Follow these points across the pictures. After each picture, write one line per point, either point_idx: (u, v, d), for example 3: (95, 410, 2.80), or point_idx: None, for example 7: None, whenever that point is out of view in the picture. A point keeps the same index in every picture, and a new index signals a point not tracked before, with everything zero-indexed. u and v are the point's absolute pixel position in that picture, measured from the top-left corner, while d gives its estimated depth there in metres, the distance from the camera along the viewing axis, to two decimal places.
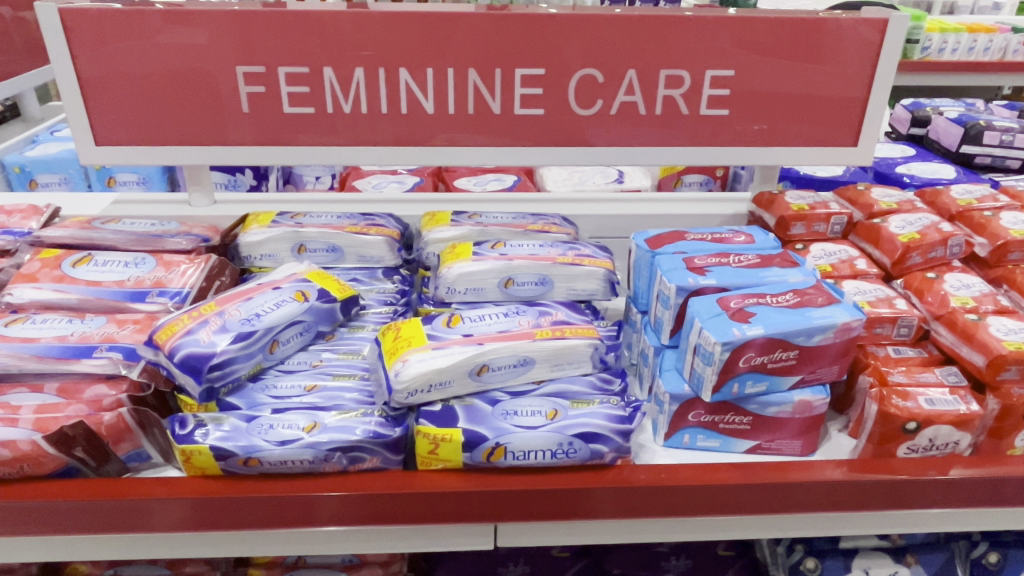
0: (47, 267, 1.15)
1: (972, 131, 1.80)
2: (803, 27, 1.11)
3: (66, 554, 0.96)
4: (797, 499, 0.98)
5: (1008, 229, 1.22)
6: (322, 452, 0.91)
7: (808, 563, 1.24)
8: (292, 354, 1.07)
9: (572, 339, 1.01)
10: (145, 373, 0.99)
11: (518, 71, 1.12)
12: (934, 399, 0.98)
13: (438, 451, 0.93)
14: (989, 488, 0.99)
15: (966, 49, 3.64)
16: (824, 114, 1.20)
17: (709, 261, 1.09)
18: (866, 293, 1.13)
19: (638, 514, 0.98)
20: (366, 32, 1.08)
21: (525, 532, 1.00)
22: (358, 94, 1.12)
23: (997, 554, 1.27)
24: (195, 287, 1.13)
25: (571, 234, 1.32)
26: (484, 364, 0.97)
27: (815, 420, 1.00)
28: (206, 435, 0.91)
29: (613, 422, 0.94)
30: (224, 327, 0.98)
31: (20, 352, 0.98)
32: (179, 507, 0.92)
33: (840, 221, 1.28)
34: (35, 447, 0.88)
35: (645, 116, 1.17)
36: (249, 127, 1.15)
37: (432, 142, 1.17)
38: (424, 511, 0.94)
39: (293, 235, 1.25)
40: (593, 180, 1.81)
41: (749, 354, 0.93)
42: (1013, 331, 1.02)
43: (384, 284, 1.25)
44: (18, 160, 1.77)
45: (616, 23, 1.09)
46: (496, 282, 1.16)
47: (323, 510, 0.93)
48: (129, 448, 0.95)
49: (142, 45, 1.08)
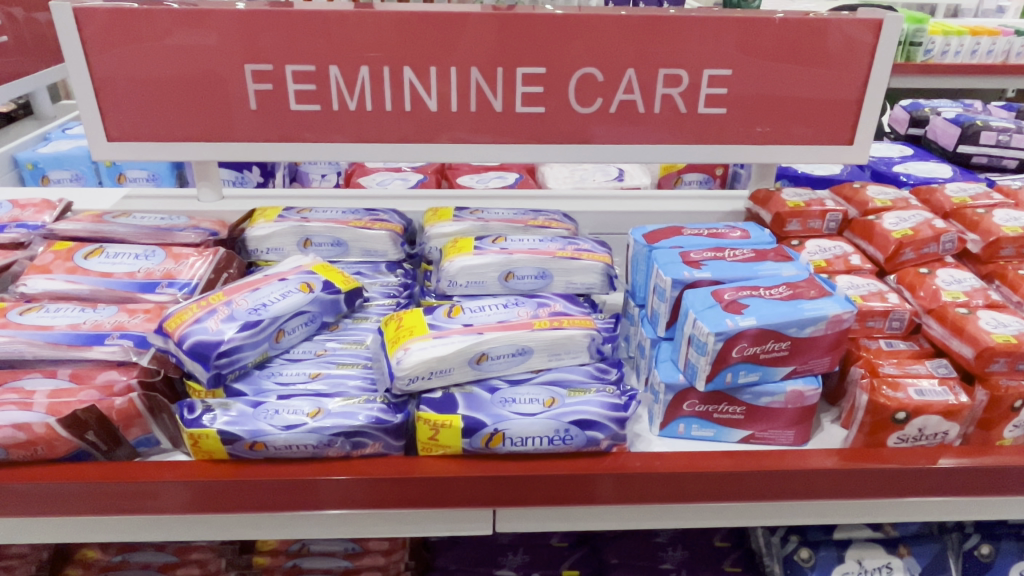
0: (60, 259, 1.18)
1: (969, 131, 1.82)
2: (800, 30, 1.14)
3: (76, 536, 0.99)
4: (790, 487, 1.00)
5: (1000, 226, 1.24)
6: (325, 437, 0.93)
7: (801, 554, 1.25)
8: (298, 343, 1.10)
9: (570, 330, 1.04)
10: (154, 360, 1.02)
11: (519, 70, 1.15)
12: (924, 390, 1.00)
13: (438, 437, 0.96)
14: (980, 478, 1.01)
15: (969, 51, 3.66)
16: (821, 114, 1.22)
17: (705, 255, 1.12)
18: (859, 287, 1.15)
19: (634, 501, 1.00)
20: (373, 33, 1.11)
21: (524, 518, 1.02)
22: (363, 92, 1.16)
23: (989, 546, 1.29)
24: (203, 279, 1.16)
25: (571, 230, 1.34)
26: (483, 353, 1.00)
27: (806, 411, 1.03)
28: (213, 419, 0.94)
29: (609, 409, 0.97)
30: (232, 317, 1.01)
31: (35, 339, 1.01)
32: (188, 490, 0.95)
33: (836, 217, 1.31)
34: (49, 430, 0.92)
35: (644, 114, 1.19)
36: (257, 124, 1.18)
37: (437, 140, 1.20)
38: (425, 495, 0.97)
39: (299, 229, 1.28)
40: (594, 178, 1.82)
41: (742, 344, 0.95)
42: (1003, 324, 1.04)
43: (387, 277, 1.28)
44: (31, 156, 1.81)
45: (615, 23, 1.12)
46: (497, 275, 1.18)
47: (327, 494, 0.96)
48: (139, 433, 0.97)
49: (154, 47, 1.12)
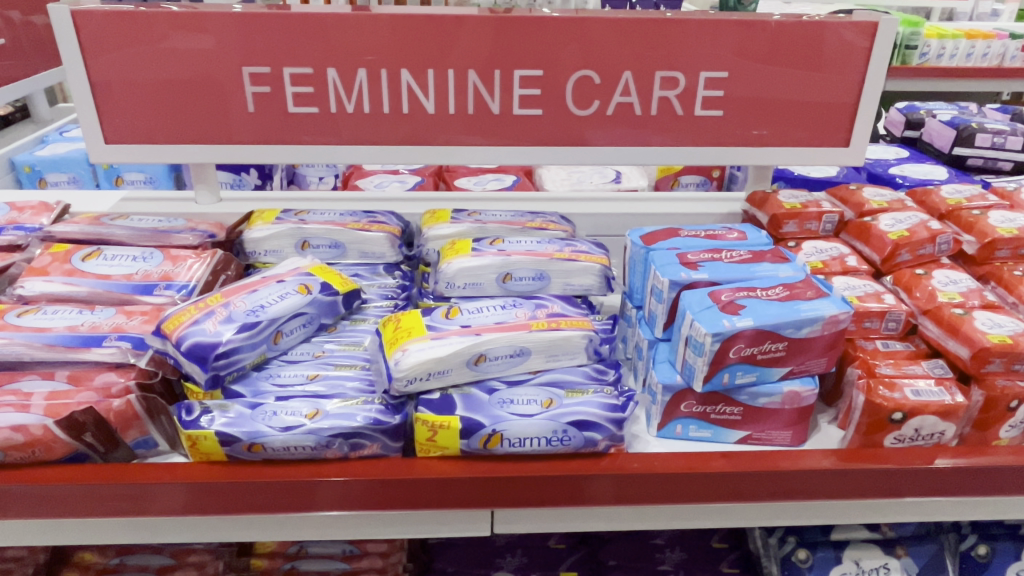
0: (58, 261, 1.18)
1: (965, 133, 1.83)
2: (796, 35, 1.15)
3: (73, 538, 0.99)
4: (787, 487, 1.01)
5: (995, 228, 1.25)
6: (323, 438, 0.94)
7: (800, 554, 1.25)
8: (295, 345, 1.10)
9: (568, 331, 1.04)
10: (153, 361, 1.01)
11: (517, 72, 1.15)
12: (920, 390, 1.01)
13: (436, 438, 0.96)
14: (976, 478, 1.01)
15: (964, 54, 3.68)
16: (817, 118, 1.23)
17: (701, 256, 1.12)
18: (856, 288, 1.15)
19: (632, 501, 1.00)
20: (371, 36, 1.11)
21: (522, 519, 1.03)
22: (360, 94, 1.16)
23: (986, 546, 1.29)
24: (201, 281, 1.16)
25: (569, 232, 1.34)
26: (481, 354, 1.00)
27: (803, 412, 1.03)
28: (211, 421, 0.94)
29: (606, 410, 0.97)
30: (230, 318, 1.01)
31: (33, 341, 1.01)
32: (185, 492, 0.95)
33: (832, 219, 1.31)
34: (47, 431, 0.92)
35: (642, 116, 1.20)
36: (254, 127, 1.18)
37: (435, 142, 1.20)
38: (423, 496, 0.97)
39: (297, 231, 1.29)
40: (592, 180, 1.83)
41: (739, 345, 0.95)
42: (998, 325, 1.05)
43: (385, 279, 1.28)
44: (28, 159, 1.81)
45: (612, 26, 1.12)
46: (495, 277, 1.19)
47: (324, 495, 0.96)
48: (136, 435, 0.97)
49: (152, 50, 1.12)
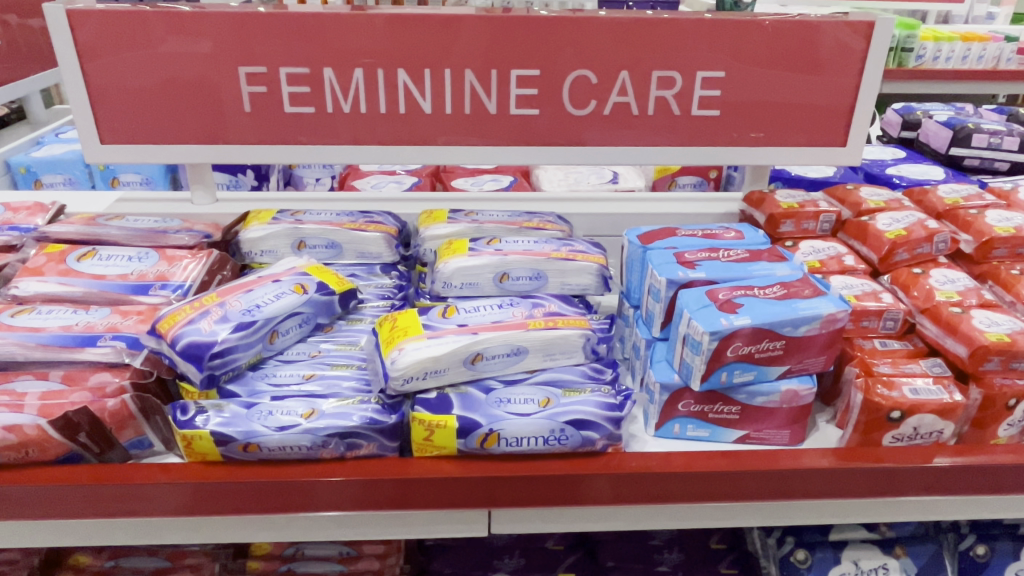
0: (53, 261, 1.17)
1: (962, 134, 1.83)
2: (792, 38, 1.15)
3: (66, 539, 0.98)
4: (785, 486, 1.00)
5: (992, 227, 1.25)
6: (319, 438, 0.93)
7: (798, 555, 1.25)
8: (291, 344, 1.09)
9: (565, 330, 1.04)
10: (148, 361, 1.01)
11: (514, 71, 1.15)
12: (918, 388, 1.00)
13: (433, 437, 0.95)
14: (974, 477, 1.01)
15: (960, 57, 3.68)
16: (814, 120, 1.23)
17: (699, 255, 1.12)
18: (853, 287, 1.15)
19: (630, 501, 1.00)
20: (367, 37, 1.11)
21: (520, 519, 1.02)
22: (357, 95, 1.16)
23: (984, 546, 1.29)
24: (196, 280, 1.15)
25: (566, 232, 1.34)
26: (478, 353, 0.99)
27: (801, 411, 1.03)
28: (206, 421, 0.93)
29: (604, 409, 0.96)
30: (226, 318, 1.01)
31: (27, 341, 1.00)
32: (180, 492, 0.94)
33: (829, 218, 1.31)
34: (41, 431, 0.91)
35: (638, 116, 1.19)
36: (251, 128, 1.18)
37: (431, 142, 1.20)
38: (420, 496, 0.96)
39: (293, 231, 1.28)
40: (589, 180, 1.82)
41: (737, 343, 0.95)
42: (996, 323, 1.05)
43: (382, 279, 1.28)
44: (23, 160, 1.81)
45: (608, 27, 1.12)
46: (492, 276, 1.18)
47: (321, 496, 0.96)
48: (131, 435, 0.97)
49: (147, 54, 1.12)
